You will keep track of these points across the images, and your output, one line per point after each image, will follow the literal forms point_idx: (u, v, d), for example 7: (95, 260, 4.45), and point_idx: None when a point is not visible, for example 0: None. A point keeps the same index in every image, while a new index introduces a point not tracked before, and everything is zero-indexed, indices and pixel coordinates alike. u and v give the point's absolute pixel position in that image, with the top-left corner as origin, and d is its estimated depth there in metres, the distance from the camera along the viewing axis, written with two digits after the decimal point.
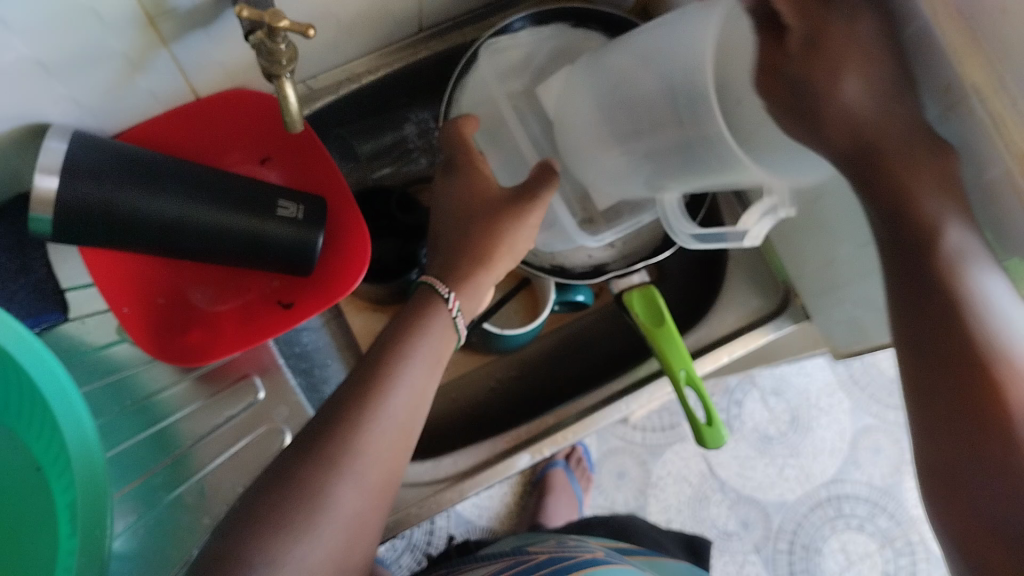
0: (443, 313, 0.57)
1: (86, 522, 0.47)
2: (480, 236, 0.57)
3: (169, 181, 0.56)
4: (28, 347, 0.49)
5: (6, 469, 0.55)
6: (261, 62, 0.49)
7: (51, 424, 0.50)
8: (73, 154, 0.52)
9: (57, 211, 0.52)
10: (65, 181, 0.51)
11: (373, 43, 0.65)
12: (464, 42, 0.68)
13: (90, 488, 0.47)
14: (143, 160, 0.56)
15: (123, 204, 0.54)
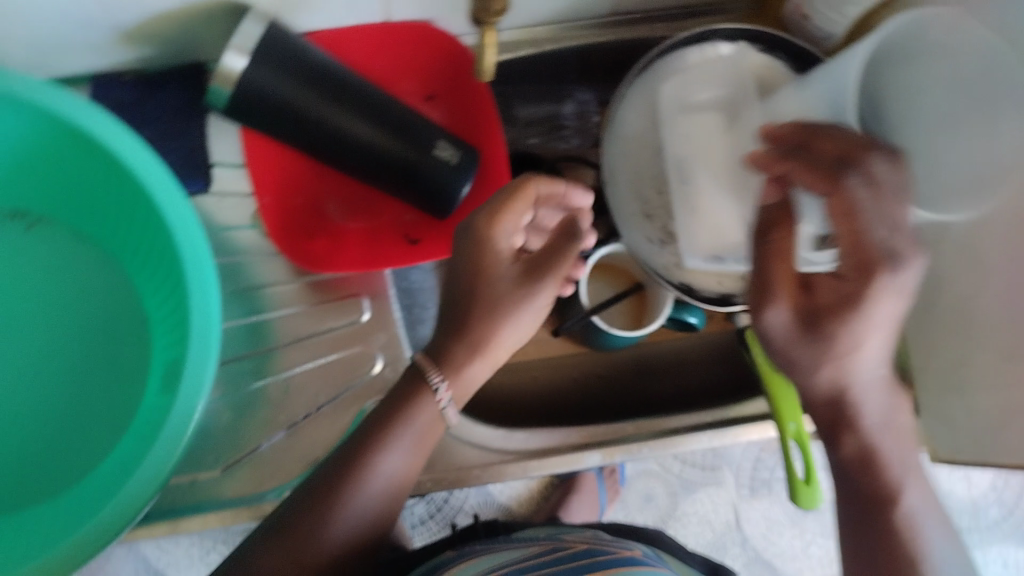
0: (429, 402, 0.54)
1: (187, 385, 0.49)
2: (481, 317, 0.53)
3: (344, 93, 0.57)
4: (181, 211, 0.50)
5: (116, 311, 0.59)
6: (476, 7, 0.48)
7: (180, 289, 0.51)
8: (264, 41, 0.53)
9: (234, 89, 0.53)
10: (251, 65, 0.53)
11: (565, 14, 0.64)
12: (652, 36, 0.67)
13: (195, 364, 0.48)
14: (326, 65, 0.56)
15: (295, 102, 0.55)
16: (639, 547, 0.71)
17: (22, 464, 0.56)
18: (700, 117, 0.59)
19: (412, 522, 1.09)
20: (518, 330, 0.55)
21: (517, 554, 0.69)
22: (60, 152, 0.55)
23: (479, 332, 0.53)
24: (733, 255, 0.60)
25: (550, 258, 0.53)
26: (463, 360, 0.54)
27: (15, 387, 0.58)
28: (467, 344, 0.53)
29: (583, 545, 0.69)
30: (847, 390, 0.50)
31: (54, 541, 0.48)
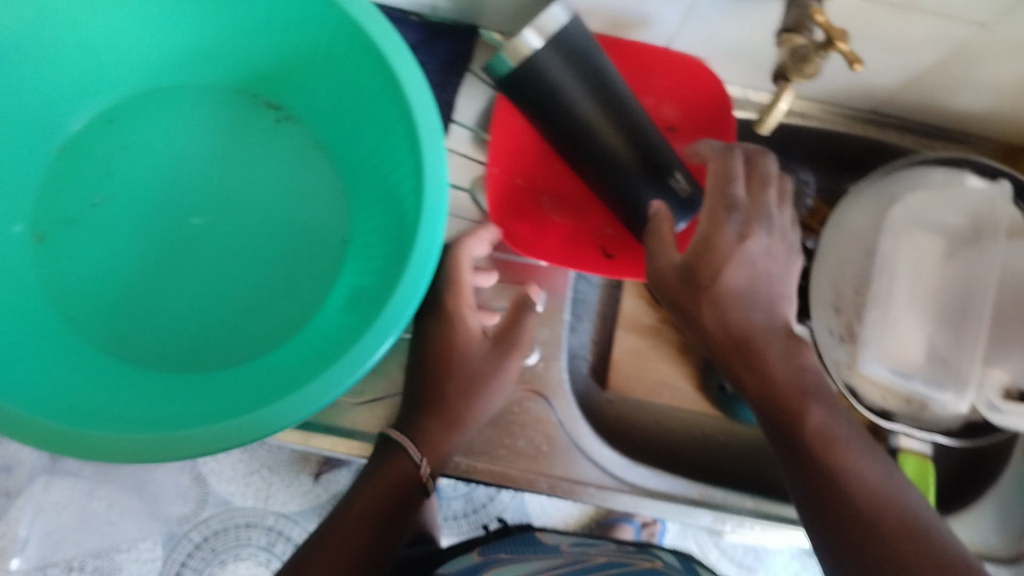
0: (410, 472, 0.58)
1: (386, 318, 0.51)
2: (459, 395, 0.60)
3: (607, 99, 0.57)
4: (436, 158, 0.53)
5: (323, 222, 0.63)
6: (784, 62, 0.50)
7: (411, 227, 0.54)
8: (565, 27, 0.53)
9: (518, 65, 0.53)
10: (543, 48, 0.53)
11: (828, 95, 0.66)
12: (894, 144, 0.69)
13: (407, 298, 0.51)
14: (604, 67, 0.57)
15: (563, 93, 0.55)
16: (663, 559, 0.64)
17: (199, 328, 0.60)
18: (925, 238, 0.59)
19: (445, 514, 1.04)
20: (493, 402, 0.61)
21: (547, 562, 0.63)
22: (341, 66, 0.58)
23: (457, 408, 0.59)
24: (922, 376, 0.58)
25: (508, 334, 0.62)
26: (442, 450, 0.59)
27: (217, 255, 0.62)
28: (443, 419, 0.59)
29: (605, 556, 0.63)
30: (751, 330, 0.51)
31: (214, 416, 0.50)
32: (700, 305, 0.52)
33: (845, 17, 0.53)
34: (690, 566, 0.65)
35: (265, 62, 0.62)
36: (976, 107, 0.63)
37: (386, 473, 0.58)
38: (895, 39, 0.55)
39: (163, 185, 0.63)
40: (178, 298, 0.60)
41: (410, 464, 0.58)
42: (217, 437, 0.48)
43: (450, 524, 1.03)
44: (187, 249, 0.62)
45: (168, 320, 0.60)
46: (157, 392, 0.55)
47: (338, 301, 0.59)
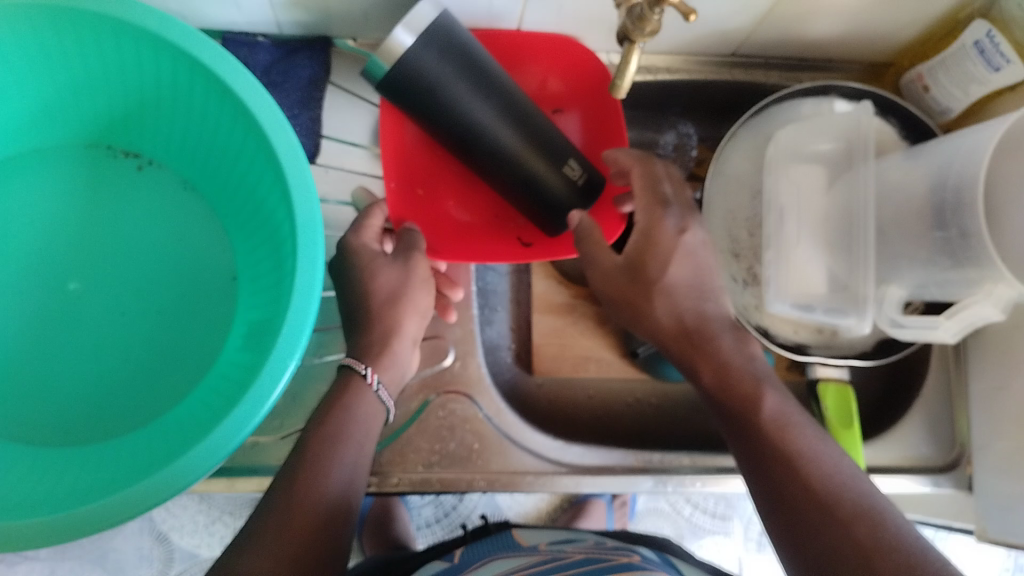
0: (364, 390, 0.54)
1: (280, 349, 0.49)
2: (385, 308, 0.57)
3: (491, 92, 0.55)
4: (301, 176, 0.51)
5: (210, 263, 0.62)
6: (624, 23, 0.50)
7: (288, 248, 0.53)
8: (435, 24, 0.51)
9: (395, 68, 0.51)
10: (420, 49, 0.50)
11: (689, 46, 0.66)
12: (767, 82, 0.69)
13: (295, 319, 0.49)
14: (481, 60, 0.55)
15: (447, 92, 0.53)
16: (641, 553, 0.62)
17: (98, 395, 0.57)
18: (806, 169, 0.60)
19: (417, 523, 1.02)
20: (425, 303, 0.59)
21: (523, 563, 0.61)
22: (192, 100, 0.57)
23: (385, 323, 0.57)
24: (822, 305, 0.59)
25: (411, 241, 0.59)
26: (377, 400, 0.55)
27: (106, 314, 0.60)
28: (373, 338, 0.56)
29: (583, 555, 0.61)
30: (705, 317, 0.55)
31: (119, 485, 0.48)
32: (651, 297, 0.55)
33: None
34: (668, 559, 0.63)
35: (116, 109, 0.60)
36: (833, 32, 0.64)
37: (341, 398, 0.53)
38: None
39: (34, 256, 0.60)
40: (71, 368, 0.58)
41: (364, 382, 0.54)
42: (125, 504, 0.46)
43: (424, 532, 1.02)
44: (72, 317, 0.59)
45: (67, 390, 0.57)
46: (63, 469, 0.53)
47: (237, 337, 0.58)
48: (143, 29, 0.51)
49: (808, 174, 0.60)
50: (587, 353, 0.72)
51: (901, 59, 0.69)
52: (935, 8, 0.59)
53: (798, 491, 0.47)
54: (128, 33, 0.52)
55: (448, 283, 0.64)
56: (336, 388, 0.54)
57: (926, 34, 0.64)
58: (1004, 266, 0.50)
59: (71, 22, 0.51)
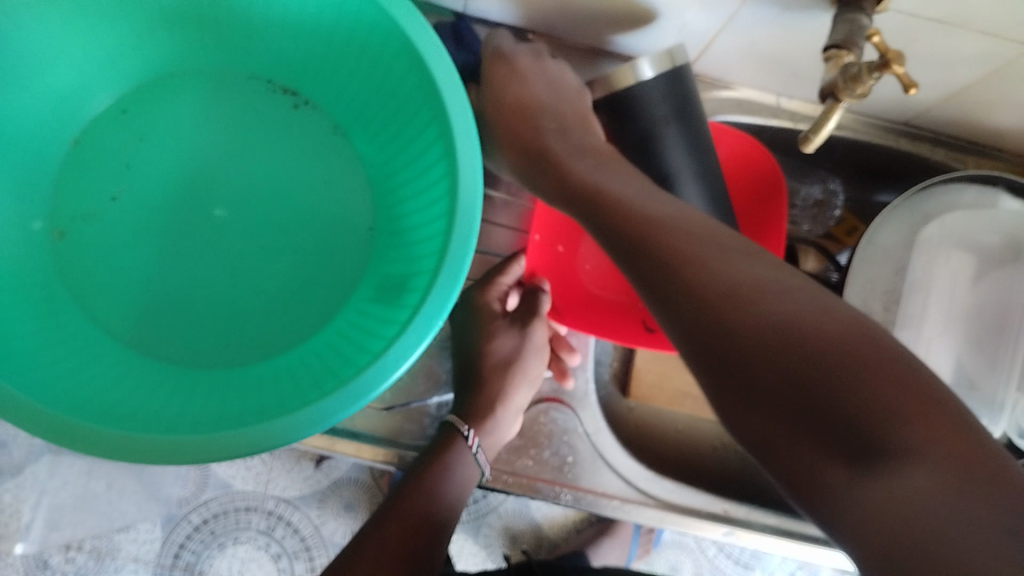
0: (463, 449, 0.58)
1: (427, 309, 0.49)
2: (493, 375, 0.62)
3: (698, 156, 0.56)
4: (470, 149, 0.51)
5: (351, 213, 0.62)
6: (834, 80, 0.49)
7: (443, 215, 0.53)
8: (670, 79, 0.54)
9: (619, 91, 0.54)
10: (654, 82, 0.54)
11: (862, 106, 0.65)
12: (930, 157, 0.67)
13: (446, 286, 0.50)
14: (698, 128, 0.56)
15: (659, 133, 0.54)
16: None
17: (231, 317, 0.60)
18: (960, 258, 0.60)
19: None
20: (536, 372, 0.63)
21: None
22: (371, 55, 0.57)
23: (492, 387, 0.61)
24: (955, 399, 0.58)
25: (530, 308, 0.64)
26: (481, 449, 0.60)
27: (242, 247, 0.61)
28: (482, 397, 0.61)
29: None
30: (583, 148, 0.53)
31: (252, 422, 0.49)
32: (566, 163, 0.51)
33: (893, 32, 0.53)
34: None
35: (291, 52, 0.60)
36: (1016, 126, 0.63)
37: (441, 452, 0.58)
38: (940, 56, 0.55)
39: (185, 175, 0.61)
40: (205, 292, 0.60)
41: (464, 443, 0.58)
42: (263, 436, 0.47)
43: None
44: (215, 241, 0.61)
45: (194, 316, 0.59)
46: (193, 389, 0.55)
47: (369, 292, 0.59)
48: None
49: (959, 266, 0.60)
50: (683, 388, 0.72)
51: None
52: None
53: (801, 403, 0.32)
54: None
55: (566, 346, 0.65)
56: (439, 442, 0.59)
57: None
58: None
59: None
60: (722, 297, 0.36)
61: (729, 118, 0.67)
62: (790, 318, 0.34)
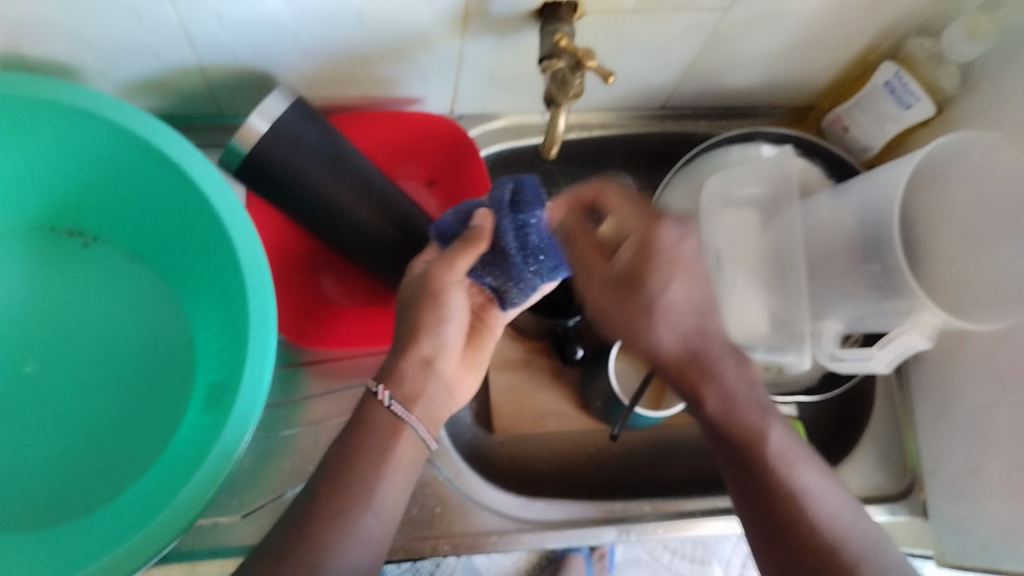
0: (377, 405, 0.51)
1: (240, 407, 0.51)
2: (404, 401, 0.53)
3: (347, 178, 0.57)
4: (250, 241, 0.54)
5: (163, 335, 0.62)
6: (549, 87, 0.51)
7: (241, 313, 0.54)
8: (284, 116, 0.54)
9: (249, 152, 0.53)
10: (267, 136, 0.53)
11: (619, 103, 0.69)
12: (695, 131, 0.72)
13: (257, 373, 0.51)
14: (335, 151, 0.57)
15: (300, 178, 0.55)
16: None
17: (64, 474, 0.57)
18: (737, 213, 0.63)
19: None
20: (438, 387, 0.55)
21: None
22: (136, 173, 0.58)
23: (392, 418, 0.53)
24: (764, 344, 0.61)
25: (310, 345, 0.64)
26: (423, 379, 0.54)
27: (58, 397, 0.59)
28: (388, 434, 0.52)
29: None
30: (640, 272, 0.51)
31: (89, 560, 0.48)
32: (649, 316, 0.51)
33: (595, 32, 0.57)
34: None
35: (68, 196, 0.61)
36: (756, 81, 0.67)
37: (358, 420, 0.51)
38: (651, 41, 0.59)
39: None
40: (33, 454, 0.57)
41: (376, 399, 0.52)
42: (100, 573, 0.46)
43: None
44: (29, 400, 0.59)
45: (19, 476, 0.57)
46: (36, 554, 0.52)
47: (197, 402, 0.58)
48: (58, 105, 0.52)
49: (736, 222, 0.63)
50: (546, 407, 0.72)
51: (822, 102, 0.72)
52: (843, 51, 0.63)
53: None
54: (61, 117, 0.53)
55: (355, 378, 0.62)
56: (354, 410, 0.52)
57: (839, 77, 0.67)
58: (925, 297, 0.52)
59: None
60: (746, 456, 0.51)
61: (503, 147, 0.70)
62: (825, 541, 0.47)
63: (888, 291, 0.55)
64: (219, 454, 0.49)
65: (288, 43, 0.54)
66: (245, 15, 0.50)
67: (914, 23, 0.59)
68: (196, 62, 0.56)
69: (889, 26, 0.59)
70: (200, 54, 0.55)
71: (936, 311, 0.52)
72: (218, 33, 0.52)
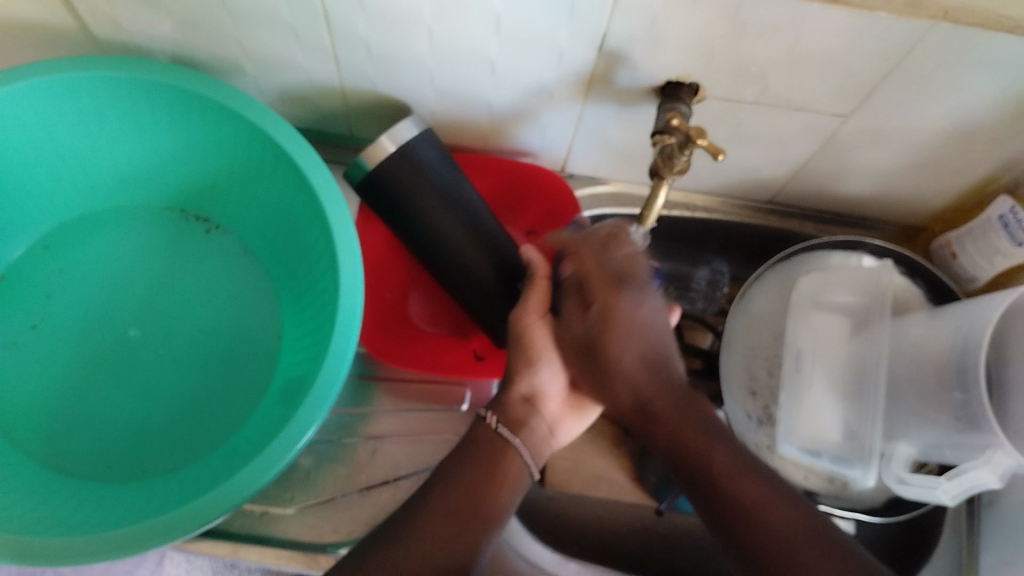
0: (486, 429, 0.55)
1: (310, 402, 0.53)
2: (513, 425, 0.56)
3: (459, 210, 0.60)
4: (351, 248, 0.57)
5: (257, 323, 0.66)
6: (657, 160, 0.53)
7: (328, 317, 0.58)
8: (413, 142, 0.58)
9: (375, 169, 0.58)
10: (392, 159, 0.57)
11: (727, 189, 0.71)
12: (799, 232, 0.73)
13: (330, 375, 0.54)
14: (452, 183, 0.60)
15: (414, 202, 0.59)
16: None
17: (140, 434, 0.61)
18: (827, 318, 0.62)
19: None
20: (536, 428, 0.58)
21: None
22: (265, 172, 0.62)
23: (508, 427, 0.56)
24: (829, 452, 0.59)
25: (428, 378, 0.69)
26: (525, 413, 0.58)
27: (152, 361, 0.64)
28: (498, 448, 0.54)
29: None
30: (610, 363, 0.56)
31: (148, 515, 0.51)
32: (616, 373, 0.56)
33: (713, 118, 0.58)
34: None
35: (203, 182, 0.67)
36: (867, 192, 0.67)
37: (471, 442, 0.55)
38: (767, 135, 0.60)
39: (98, 305, 0.65)
40: (118, 409, 0.62)
41: (485, 423, 0.56)
42: (151, 528, 0.49)
43: None
44: (128, 361, 0.63)
45: (101, 424, 0.61)
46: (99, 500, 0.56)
47: (272, 393, 0.62)
48: (209, 99, 0.57)
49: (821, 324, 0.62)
50: (599, 471, 0.72)
51: (933, 224, 0.71)
52: (962, 179, 0.62)
53: None
54: (211, 110, 0.59)
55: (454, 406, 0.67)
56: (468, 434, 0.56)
57: (954, 203, 0.67)
58: (1001, 433, 0.51)
59: (152, 92, 0.57)
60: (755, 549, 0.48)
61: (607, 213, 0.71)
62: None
63: (967, 424, 0.54)
64: (281, 441, 0.52)
65: (424, 80, 0.58)
66: (390, 50, 0.54)
67: None
68: (339, 82, 0.60)
69: (1012, 162, 0.59)
70: (344, 78, 0.59)
71: (1009, 450, 0.50)
72: (362, 62, 0.56)
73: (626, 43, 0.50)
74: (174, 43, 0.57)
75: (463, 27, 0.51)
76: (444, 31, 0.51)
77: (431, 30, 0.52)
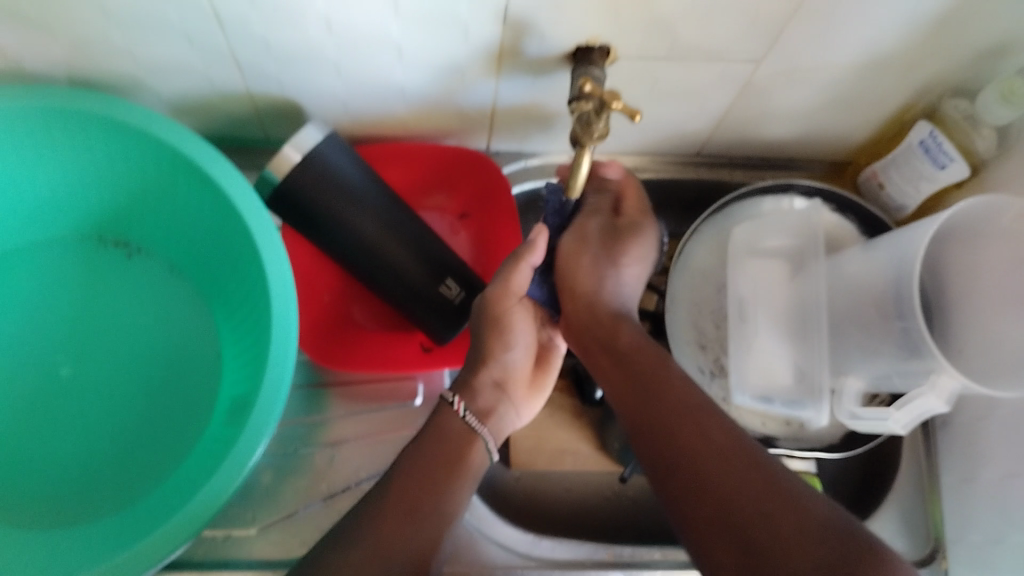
0: (450, 413, 0.56)
1: (254, 420, 0.52)
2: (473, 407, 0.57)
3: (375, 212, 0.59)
4: (277, 257, 0.56)
5: (195, 345, 0.64)
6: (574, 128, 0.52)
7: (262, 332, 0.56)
8: (318, 150, 0.56)
9: (282, 181, 0.56)
10: (298, 170, 0.56)
11: (655, 147, 0.70)
12: (731, 180, 0.72)
13: (271, 390, 0.52)
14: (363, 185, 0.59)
15: (325, 208, 0.58)
16: None
17: (87, 475, 0.59)
18: (767, 263, 0.62)
19: None
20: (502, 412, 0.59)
21: None
22: (180, 189, 0.60)
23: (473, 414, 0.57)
24: (780, 397, 0.60)
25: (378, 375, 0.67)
26: (493, 398, 0.59)
27: (89, 399, 0.61)
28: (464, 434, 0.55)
29: None
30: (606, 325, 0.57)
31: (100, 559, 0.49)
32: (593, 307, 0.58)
33: (629, 77, 0.57)
34: None
35: (118, 206, 0.64)
36: (792, 133, 0.67)
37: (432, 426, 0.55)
38: (685, 89, 0.60)
39: (24, 347, 0.62)
40: (60, 452, 0.59)
41: (449, 406, 0.56)
42: None
43: None
44: (64, 402, 0.61)
45: (43, 471, 0.59)
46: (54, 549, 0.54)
47: (218, 415, 0.60)
48: (109, 118, 0.55)
49: (759, 273, 0.62)
50: (563, 446, 0.72)
51: (859, 157, 0.71)
52: (881, 109, 0.63)
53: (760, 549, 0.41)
54: (114, 131, 0.56)
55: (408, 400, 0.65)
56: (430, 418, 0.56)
57: (876, 134, 0.67)
58: (942, 357, 0.51)
59: (49, 119, 0.55)
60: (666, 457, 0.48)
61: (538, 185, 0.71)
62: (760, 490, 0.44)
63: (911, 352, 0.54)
64: (230, 464, 0.51)
65: (331, 73, 0.56)
66: (290, 45, 0.52)
67: (953, 83, 0.59)
68: (244, 86, 0.58)
69: (927, 87, 0.59)
70: (249, 80, 0.57)
71: (953, 372, 0.51)
72: (263, 62, 0.54)
73: (530, 10, 0.49)
74: (67, 65, 0.55)
75: (361, 14, 0.49)
76: (341, 19, 0.50)
77: (328, 20, 0.50)
